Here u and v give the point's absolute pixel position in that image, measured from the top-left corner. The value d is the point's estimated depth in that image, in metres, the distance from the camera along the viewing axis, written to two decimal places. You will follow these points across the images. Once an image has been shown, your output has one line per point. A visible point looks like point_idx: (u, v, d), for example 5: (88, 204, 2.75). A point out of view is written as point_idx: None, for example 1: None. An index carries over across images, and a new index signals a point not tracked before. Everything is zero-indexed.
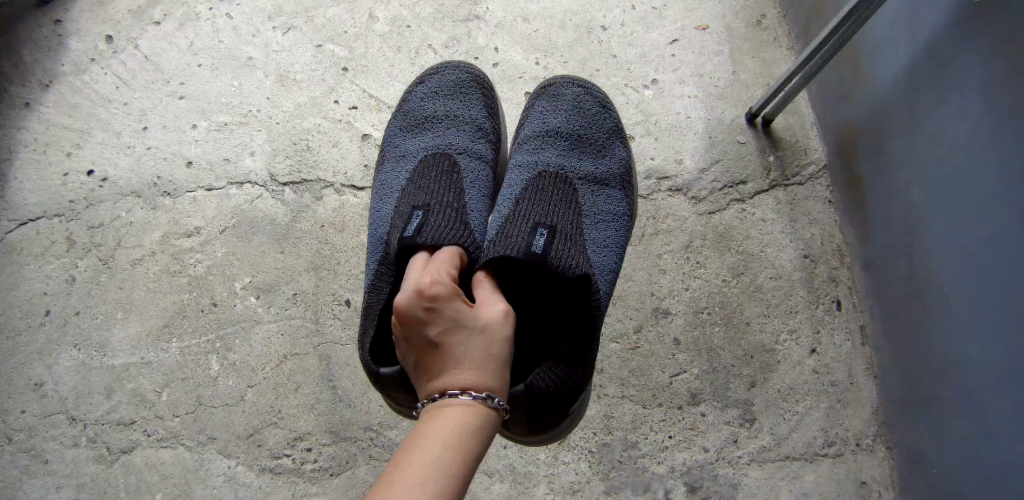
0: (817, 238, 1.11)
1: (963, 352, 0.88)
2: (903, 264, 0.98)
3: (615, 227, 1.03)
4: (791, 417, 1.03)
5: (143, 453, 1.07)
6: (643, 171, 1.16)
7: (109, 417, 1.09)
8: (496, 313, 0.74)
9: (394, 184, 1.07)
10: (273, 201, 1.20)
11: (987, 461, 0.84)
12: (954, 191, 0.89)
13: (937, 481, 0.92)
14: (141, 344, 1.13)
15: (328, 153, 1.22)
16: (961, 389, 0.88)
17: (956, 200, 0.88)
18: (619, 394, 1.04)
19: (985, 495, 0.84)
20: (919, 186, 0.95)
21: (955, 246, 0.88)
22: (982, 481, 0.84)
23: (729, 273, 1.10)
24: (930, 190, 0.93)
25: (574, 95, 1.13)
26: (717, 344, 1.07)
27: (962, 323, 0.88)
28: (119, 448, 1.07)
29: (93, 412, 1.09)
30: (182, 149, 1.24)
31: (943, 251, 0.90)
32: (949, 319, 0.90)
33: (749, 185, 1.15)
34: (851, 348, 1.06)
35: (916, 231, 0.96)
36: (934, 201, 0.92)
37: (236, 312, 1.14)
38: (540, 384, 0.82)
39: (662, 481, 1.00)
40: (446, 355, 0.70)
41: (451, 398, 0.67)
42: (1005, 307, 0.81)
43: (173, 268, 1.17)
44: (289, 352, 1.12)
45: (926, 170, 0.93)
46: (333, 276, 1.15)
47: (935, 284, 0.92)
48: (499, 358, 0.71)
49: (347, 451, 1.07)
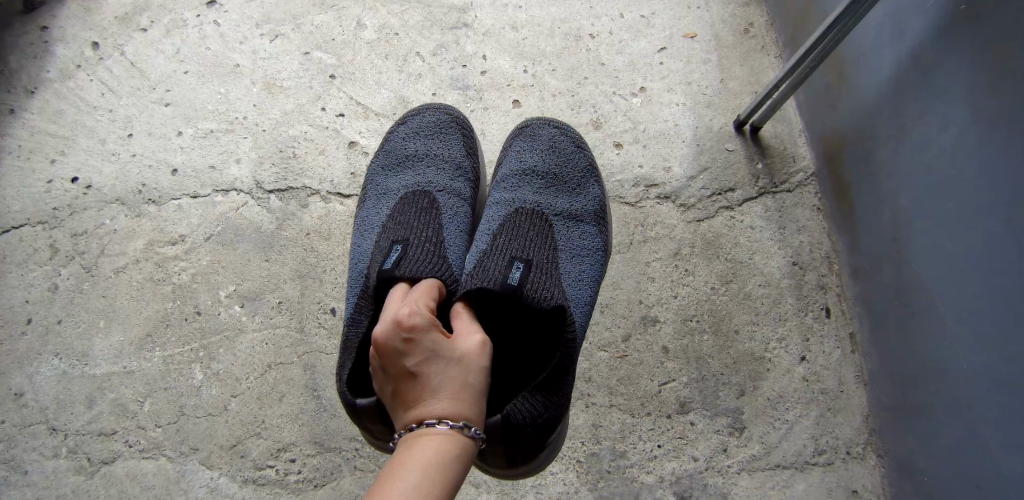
0: (805, 245, 1.10)
1: (951, 360, 0.87)
2: (890, 271, 0.98)
3: (589, 261, 1.02)
4: (780, 426, 1.02)
5: (124, 464, 1.05)
6: (631, 178, 1.15)
7: (90, 428, 1.07)
8: (472, 344, 0.73)
9: (375, 220, 1.05)
10: (258, 209, 1.18)
11: (974, 467, 0.84)
12: (939, 196, 0.89)
13: (928, 488, 0.92)
14: (123, 353, 1.12)
15: (315, 160, 1.21)
16: (949, 396, 0.88)
17: (945, 206, 0.88)
18: (607, 402, 1.03)
19: None
20: (906, 194, 0.95)
21: (942, 252, 0.89)
22: (971, 489, 0.84)
23: (718, 281, 1.09)
24: (916, 196, 0.93)
25: (550, 136, 1.13)
26: (706, 352, 1.06)
27: (948, 329, 0.88)
28: (100, 458, 1.05)
29: (73, 422, 1.07)
30: (167, 157, 1.23)
31: (932, 258, 0.90)
32: (936, 328, 0.90)
33: (738, 193, 1.14)
34: (841, 355, 1.05)
35: (903, 238, 0.95)
36: (920, 208, 0.92)
37: (221, 321, 1.13)
38: (518, 415, 0.80)
39: (651, 491, 0.99)
40: (422, 385, 0.69)
41: (428, 427, 0.66)
42: (993, 313, 0.81)
43: (157, 277, 1.16)
44: (274, 361, 1.10)
45: (913, 177, 0.93)
46: (319, 285, 1.14)
47: (922, 290, 0.92)
48: (475, 387, 0.71)
49: (333, 461, 1.05)
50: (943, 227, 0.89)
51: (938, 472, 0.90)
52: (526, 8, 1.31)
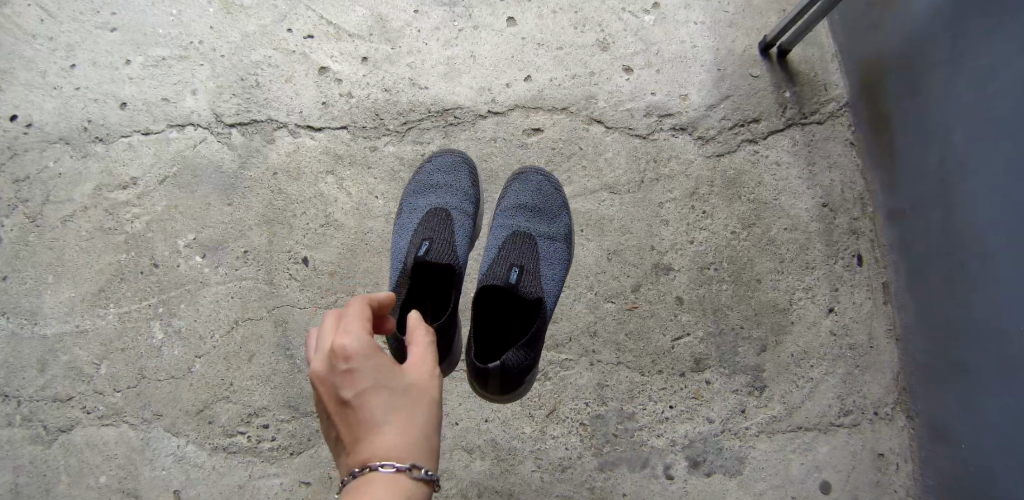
0: (837, 184, 0.98)
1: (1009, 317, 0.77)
2: (937, 215, 0.87)
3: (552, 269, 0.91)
4: (804, 384, 0.93)
5: (84, 432, 0.94)
6: (642, 107, 1.02)
7: (44, 394, 0.96)
8: (424, 373, 0.62)
9: None
10: (219, 146, 1.04)
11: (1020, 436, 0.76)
12: (1001, 133, 0.78)
13: (962, 454, 0.84)
14: (75, 312, 0.99)
15: (281, 89, 1.06)
16: (996, 358, 0.79)
17: (1014, 142, 0.77)
18: (614, 360, 0.93)
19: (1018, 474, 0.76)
20: (964, 128, 0.83)
21: (999, 198, 0.78)
22: (1014, 460, 0.76)
23: (740, 224, 0.97)
24: (971, 133, 0.82)
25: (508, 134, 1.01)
26: (725, 304, 0.95)
27: (1002, 283, 0.78)
28: (57, 427, 0.94)
29: (26, 388, 0.96)
30: (115, 89, 1.08)
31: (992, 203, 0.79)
32: (986, 281, 0.80)
33: (762, 124, 1.00)
34: (872, 307, 0.95)
35: (956, 178, 0.84)
36: (976, 145, 0.81)
37: (182, 273, 1.00)
38: (511, 364, 0.77)
39: (662, 456, 0.90)
40: (365, 436, 0.58)
41: (371, 473, 0.56)
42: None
43: (107, 225, 1.02)
44: (240, 318, 0.98)
45: (976, 109, 0.81)
46: (288, 231, 1.00)
47: (972, 238, 0.82)
48: (425, 422, 0.59)
49: (311, 427, 0.95)
50: (1009, 166, 0.77)
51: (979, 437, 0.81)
52: None
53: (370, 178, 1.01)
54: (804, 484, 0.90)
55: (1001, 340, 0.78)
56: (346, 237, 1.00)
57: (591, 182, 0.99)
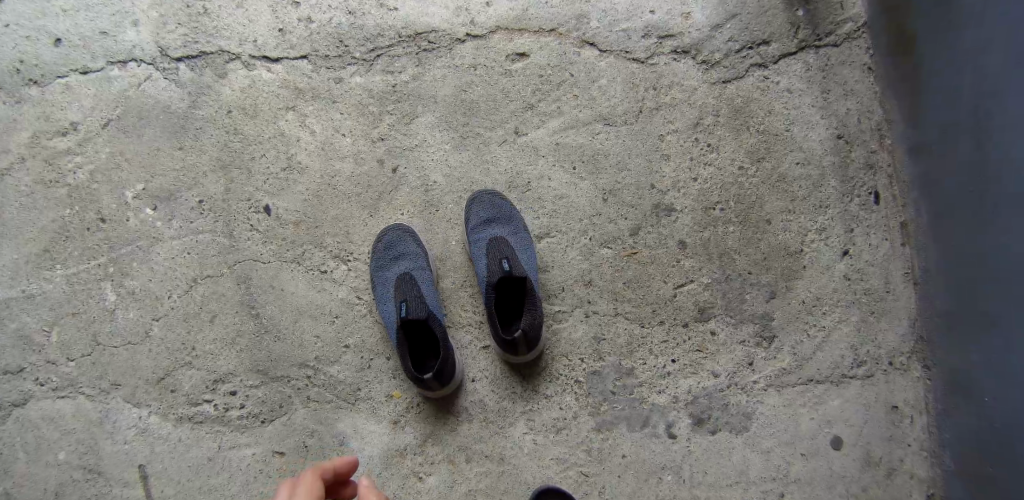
0: (853, 113, 0.89)
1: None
2: (967, 149, 0.77)
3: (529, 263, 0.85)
4: (816, 334, 0.85)
5: (38, 406, 0.86)
6: (639, 29, 0.91)
7: None
8: None
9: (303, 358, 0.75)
10: (167, 83, 0.93)
11: None
12: None
13: (988, 410, 0.76)
14: (20, 275, 0.89)
15: (231, 15, 0.93)
16: None
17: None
18: (611, 311, 0.86)
19: None
20: (1004, 45, 0.72)
21: None
22: None
23: (747, 159, 0.89)
24: (1013, 51, 0.71)
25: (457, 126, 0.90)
26: (731, 247, 0.87)
27: None
28: (10, 401, 0.86)
29: None
30: (46, 24, 0.95)
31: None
32: None
33: (773, 47, 0.90)
34: (890, 249, 0.87)
35: (993, 106, 0.74)
36: (1019, 65, 0.71)
37: (133, 229, 0.90)
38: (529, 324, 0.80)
39: (663, 414, 0.83)
40: None
41: None
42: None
43: (48, 178, 0.92)
44: (199, 275, 0.89)
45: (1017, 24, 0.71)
46: (247, 177, 0.90)
47: (1011, 173, 0.72)
48: None
49: (280, 392, 0.86)
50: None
51: (1009, 395, 0.73)
52: None
53: (336, 113, 0.91)
54: (816, 440, 0.83)
55: None
56: (311, 182, 0.90)
57: (583, 113, 0.90)
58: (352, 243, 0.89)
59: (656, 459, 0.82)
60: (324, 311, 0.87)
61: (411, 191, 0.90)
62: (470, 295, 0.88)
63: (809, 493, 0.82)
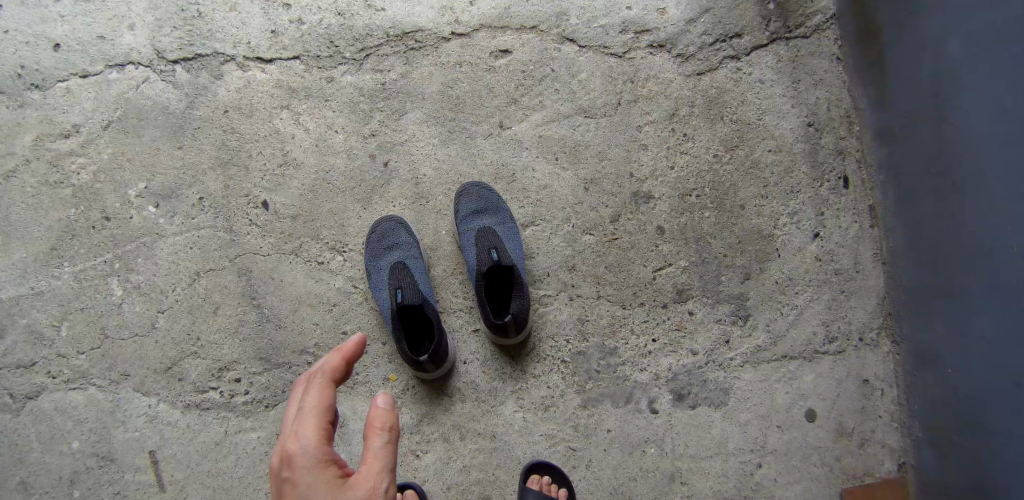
0: (823, 102, 0.93)
1: (1007, 242, 0.73)
2: (929, 134, 0.81)
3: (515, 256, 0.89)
4: (789, 312, 0.90)
5: (50, 397, 0.91)
6: (617, 23, 0.95)
7: (6, 360, 0.92)
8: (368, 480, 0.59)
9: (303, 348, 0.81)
10: (165, 85, 0.96)
11: (1014, 364, 0.73)
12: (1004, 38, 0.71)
13: (951, 381, 0.81)
14: (28, 272, 0.94)
15: (225, 18, 0.97)
16: (993, 283, 0.75)
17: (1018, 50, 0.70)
18: (594, 294, 0.90)
19: (1011, 402, 0.73)
20: (960, 36, 0.76)
21: (999, 111, 0.72)
22: (1008, 388, 0.73)
23: (721, 147, 0.93)
24: (969, 41, 0.75)
25: (445, 122, 0.94)
26: (707, 232, 0.92)
27: (1000, 203, 0.73)
28: (23, 394, 0.91)
29: None
30: (45, 28, 0.98)
31: (993, 120, 0.73)
32: (984, 203, 0.75)
33: (746, 39, 0.94)
34: (859, 230, 0.91)
35: (951, 94, 0.78)
36: (974, 54, 0.74)
37: (136, 226, 0.94)
38: (521, 311, 0.84)
39: (645, 390, 0.88)
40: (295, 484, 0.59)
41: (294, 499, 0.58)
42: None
43: (53, 179, 0.95)
44: (202, 269, 0.93)
45: (973, 14, 0.74)
46: (245, 174, 0.94)
47: (967, 158, 0.76)
48: None
49: (283, 378, 0.90)
50: (1011, 77, 0.71)
51: (970, 367, 0.78)
52: None
53: (329, 111, 0.95)
54: (790, 413, 0.88)
55: (999, 266, 0.74)
56: (306, 178, 0.94)
57: (564, 106, 0.94)
58: (346, 235, 0.93)
59: (640, 433, 0.87)
60: (322, 301, 0.92)
61: (402, 184, 0.94)
62: (460, 282, 0.92)
63: (783, 462, 0.87)
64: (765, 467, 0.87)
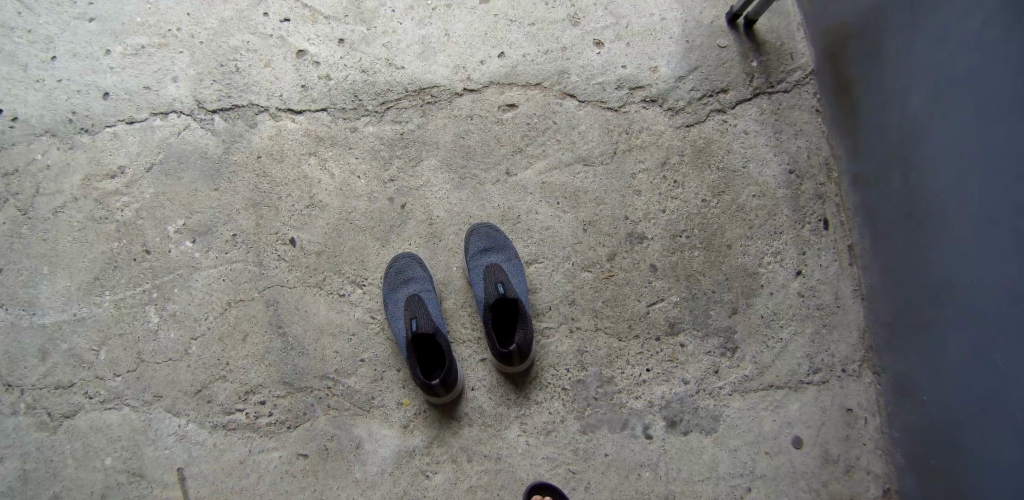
0: (804, 151, 1.02)
1: (970, 275, 0.81)
2: (901, 178, 0.90)
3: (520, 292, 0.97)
4: (774, 345, 0.97)
5: (87, 416, 0.98)
6: (614, 80, 1.05)
7: (46, 381, 0.99)
8: None
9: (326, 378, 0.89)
10: (203, 132, 1.06)
11: (981, 387, 0.80)
12: (963, 95, 0.81)
13: (926, 408, 0.88)
14: (72, 300, 1.02)
15: (260, 73, 1.08)
16: (959, 314, 0.82)
17: (973, 102, 0.80)
18: (592, 326, 0.98)
19: (980, 423, 0.80)
20: (924, 93, 0.86)
21: (960, 159, 0.81)
22: (977, 410, 0.80)
23: (710, 192, 1.01)
24: (933, 97, 0.85)
25: (456, 168, 1.03)
26: (697, 269, 0.99)
27: (964, 241, 0.81)
28: (61, 413, 0.98)
29: (29, 376, 0.99)
30: (96, 79, 1.08)
31: (955, 167, 0.82)
32: (949, 241, 0.83)
33: (731, 93, 1.03)
34: (839, 268, 0.99)
35: (917, 144, 0.87)
36: (937, 109, 0.84)
37: (173, 259, 1.03)
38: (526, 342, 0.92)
39: (640, 417, 0.95)
40: None
41: None
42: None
43: (98, 215, 1.05)
44: (233, 299, 1.01)
45: (935, 70, 0.84)
46: (274, 213, 1.03)
47: (934, 201, 0.85)
48: None
49: (304, 402, 0.98)
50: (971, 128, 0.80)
51: (942, 393, 0.85)
52: None
53: (352, 158, 1.04)
54: (777, 439, 0.94)
55: (964, 298, 0.82)
56: (330, 218, 1.03)
57: (565, 155, 1.03)
58: (366, 270, 1.01)
59: (635, 457, 0.94)
60: (342, 330, 1.00)
61: (417, 225, 1.02)
62: (469, 314, 1.00)
63: (771, 487, 0.93)
64: (754, 491, 0.93)
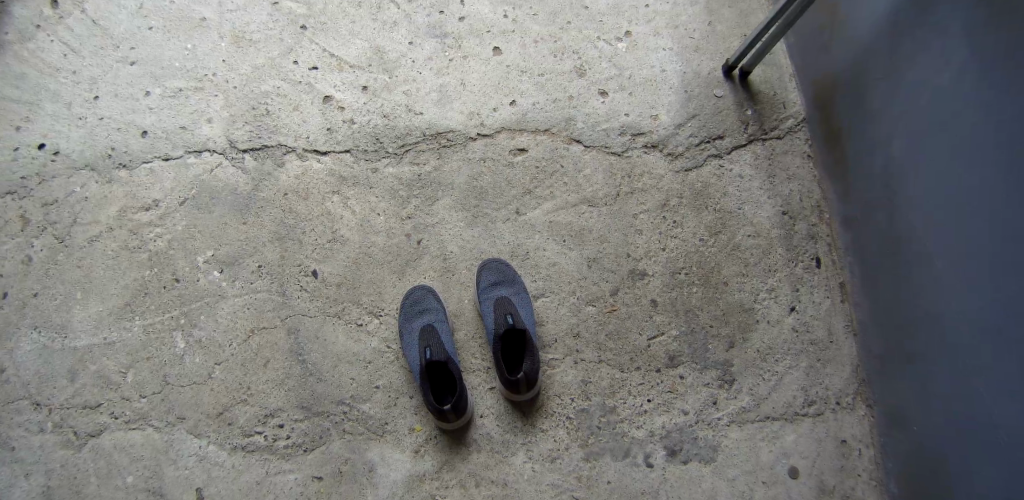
0: (796, 193, 1.09)
1: (948, 307, 0.86)
2: (885, 216, 0.96)
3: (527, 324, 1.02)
4: (771, 378, 1.01)
5: (111, 436, 1.02)
6: (617, 128, 1.13)
7: (74, 401, 1.03)
8: None
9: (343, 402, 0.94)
10: (233, 170, 1.13)
11: (962, 414, 0.84)
12: (936, 140, 0.88)
13: (916, 437, 0.92)
14: (103, 324, 1.07)
15: (289, 117, 1.16)
16: (940, 344, 0.88)
17: (945, 146, 0.86)
18: (596, 358, 1.03)
19: (963, 448, 0.84)
20: (903, 138, 0.93)
21: (936, 199, 0.88)
22: (960, 436, 0.84)
23: (707, 232, 1.07)
24: (911, 142, 0.92)
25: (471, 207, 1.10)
26: (696, 304, 1.04)
27: (942, 275, 0.87)
28: (86, 432, 1.02)
29: (57, 396, 1.03)
30: (135, 118, 1.17)
31: (932, 207, 0.88)
32: (929, 276, 0.89)
33: (727, 140, 1.12)
34: (832, 305, 1.04)
35: (898, 185, 0.94)
36: (915, 152, 0.91)
37: (200, 287, 1.09)
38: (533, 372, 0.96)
39: (642, 446, 0.99)
40: None
41: None
42: (1004, 246, 0.79)
43: (131, 244, 1.11)
44: (256, 327, 1.07)
45: (909, 115, 0.92)
46: (298, 246, 1.10)
47: (915, 238, 0.91)
48: None
49: (320, 425, 1.02)
50: (945, 169, 0.86)
51: (928, 421, 0.89)
52: None
53: (372, 197, 1.11)
54: (775, 470, 0.97)
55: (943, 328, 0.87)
56: (350, 251, 1.09)
57: (571, 196, 1.10)
58: (382, 301, 1.07)
59: (637, 485, 0.97)
60: (358, 358, 1.05)
61: (431, 259, 1.08)
62: (479, 345, 1.05)
63: None
64: None
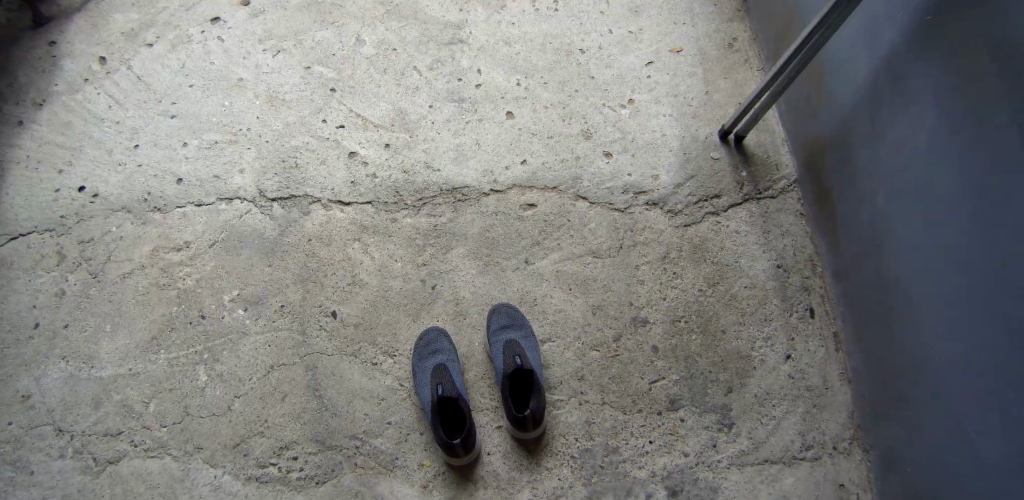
0: (789, 248, 1.17)
1: (931, 351, 0.92)
2: (873, 267, 1.03)
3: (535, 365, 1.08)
4: (767, 422, 1.06)
5: (130, 463, 1.07)
6: (621, 187, 1.22)
7: (96, 428, 1.09)
8: None
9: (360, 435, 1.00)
10: (262, 216, 1.22)
11: (948, 452, 0.89)
12: (913, 196, 0.95)
13: (908, 479, 0.96)
14: (129, 356, 1.14)
15: (316, 169, 1.25)
16: (926, 387, 0.93)
17: (922, 201, 0.94)
18: (599, 400, 1.08)
19: (949, 486, 0.88)
20: (885, 194, 1.00)
21: (916, 250, 0.95)
22: (947, 475, 0.89)
23: (705, 283, 1.14)
24: (892, 198, 0.99)
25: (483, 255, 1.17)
26: (694, 351, 1.11)
27: (924, 321, 0.93)
28: (105, 458, 1.07)
29: (81, 423, 1.09)
30: (172, 166, 1.26)
31: (913, 258, 0.95)
32: (913, 322, 0.95)
33: (723, 199, 1.20)
34: (824, 354, 1.10)
35: (883, 238, 1.01)
36: (896, 208, 0.98)
37: (225, 324, 1.16)
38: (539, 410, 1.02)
39: (643, 485, 1.03)
40: None
41: None
42: (977, 292, 0.85)
43: (162, 282, 1.19)
44: (277, 363, 1.13)
45: (889, 174, 1.00)
46: (320, 288, 1.17)
47: (900, 287, 0.98)
48: None
49: (334, 458, 1.07)
50: (921, 223, 0.94)
51: (919, 461, 0.94)
52: (519, 26, 1.39)
53: (391, 244, 1.19)
54: None
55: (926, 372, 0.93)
56: (369, 294, 1.16)
57: (578, 247, 1.17)
58: (398, 342, 1.14)
59: None
60: (373, 395, 1.11)
61: (445, 304, 1.15)
62: (489, 385, 1.11)
63: None
64: None
